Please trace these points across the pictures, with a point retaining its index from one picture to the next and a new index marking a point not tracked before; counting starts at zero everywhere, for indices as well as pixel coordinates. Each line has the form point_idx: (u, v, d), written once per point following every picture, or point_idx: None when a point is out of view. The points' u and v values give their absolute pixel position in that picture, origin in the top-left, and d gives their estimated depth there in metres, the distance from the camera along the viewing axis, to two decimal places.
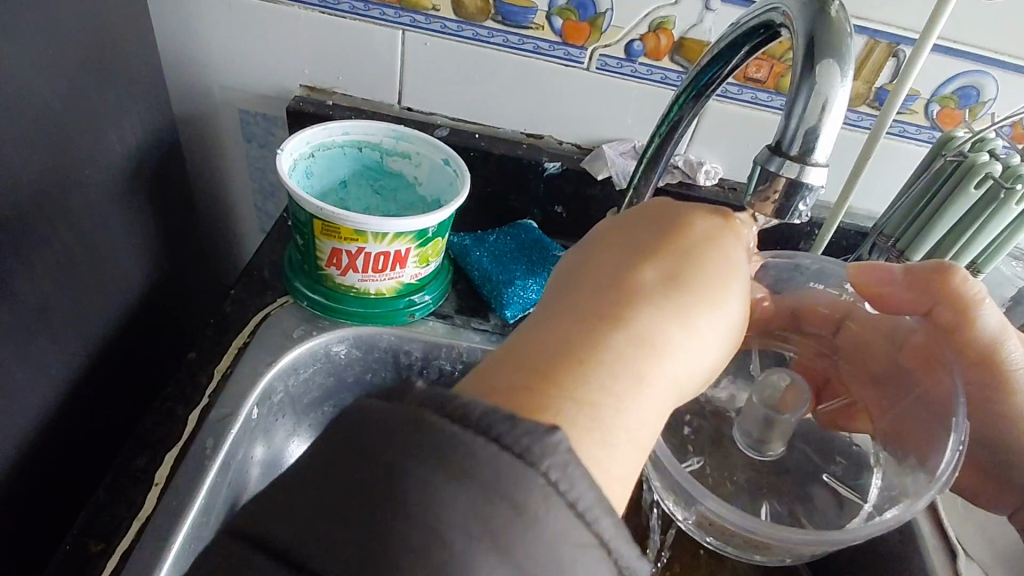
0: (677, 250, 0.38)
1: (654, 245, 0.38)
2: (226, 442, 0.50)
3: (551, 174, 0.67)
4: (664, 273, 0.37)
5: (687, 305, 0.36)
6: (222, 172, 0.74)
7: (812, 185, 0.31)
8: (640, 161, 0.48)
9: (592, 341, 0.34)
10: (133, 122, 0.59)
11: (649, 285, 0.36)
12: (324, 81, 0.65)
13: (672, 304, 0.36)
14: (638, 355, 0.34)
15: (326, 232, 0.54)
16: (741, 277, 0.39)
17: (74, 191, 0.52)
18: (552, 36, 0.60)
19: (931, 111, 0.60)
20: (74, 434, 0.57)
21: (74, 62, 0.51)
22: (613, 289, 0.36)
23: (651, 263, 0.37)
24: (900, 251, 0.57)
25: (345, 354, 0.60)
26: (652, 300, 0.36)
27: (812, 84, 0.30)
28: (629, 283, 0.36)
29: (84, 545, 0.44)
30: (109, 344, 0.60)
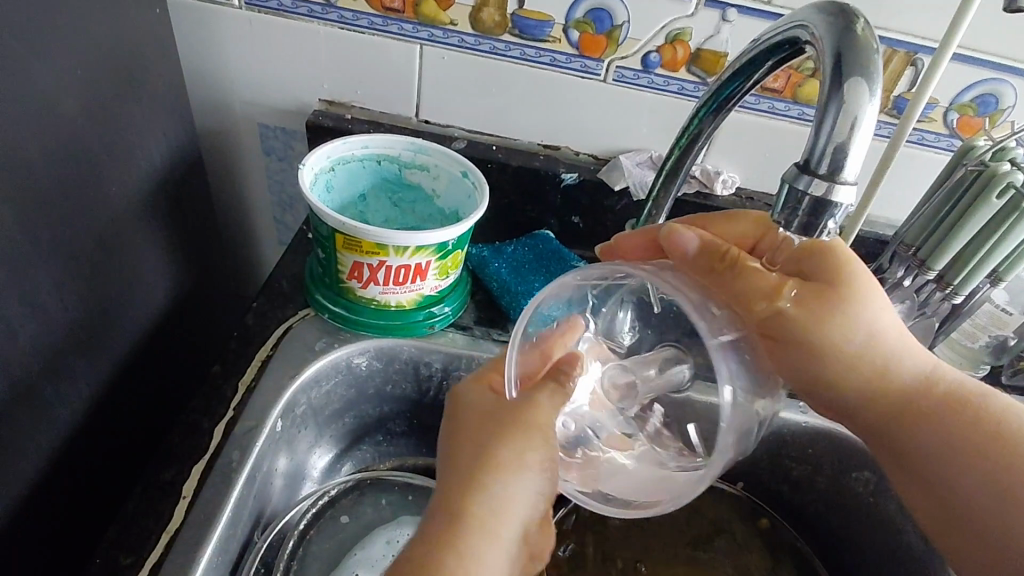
0: (494, 405, 0.42)
1: (473, 403, 0.43)
2: (251, 454, 0.51)
3: (568, 185, 0.67)
4: (490, 426, 0.41)
5: (502, 481, 0.39)
6: (241, 185, 0.75)
7: (841, 204, 0.31)
8: (659, 174, 0.48)
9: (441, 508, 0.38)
10: (157, 137, 0.60)
11: (470, 441, 0.41)
12: (343, 95, 0.66)
13: (494, 446, 0.40)
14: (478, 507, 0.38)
15: (348, 246, 0.54)
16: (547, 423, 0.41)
17: (99, 206, 0.53)
18: (569, 48, 0.60)
19: (950, 118, 0.60)
20: (103, 448, 0.57)
21: (100, 80, 0.52)
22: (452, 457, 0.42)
23: (471, 422, 0.42)
24: (921, 260, 0.57)
25: (366, 366, 0.61)
26: (473, 450, 0.40)
27: (841, 102, 0.30)
28: (458, 446, 0.41)
29: (114, 558, 0.44)
30: (136, 359, 0.61)
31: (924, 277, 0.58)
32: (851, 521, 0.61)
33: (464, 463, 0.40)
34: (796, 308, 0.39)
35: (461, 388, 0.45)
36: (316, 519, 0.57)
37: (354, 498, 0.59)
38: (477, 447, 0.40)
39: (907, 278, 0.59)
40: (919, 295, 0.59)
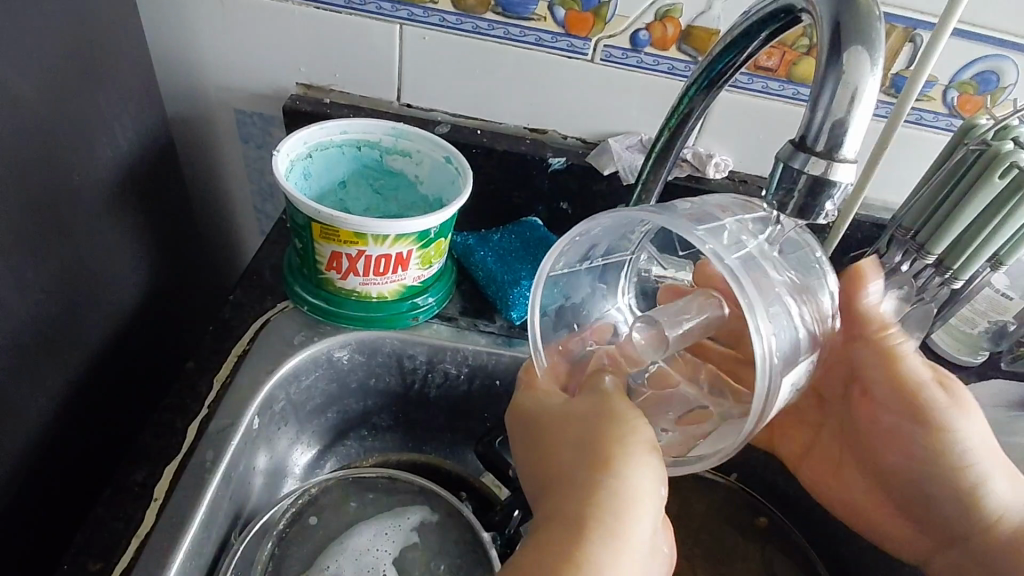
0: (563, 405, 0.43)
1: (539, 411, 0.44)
2: (227, 453, 0.49)
3: (556, 170, 0.65)
4: (572, 420, 0.41)
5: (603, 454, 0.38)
6: (219, 174, 0.72)
7: (840, 183, 0.29)
8: (649, 154, 0.46)
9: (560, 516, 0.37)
10: (125, 124, 0.58)
11: (562, 445, 0.41)
12: (321, 79, 0.63)
13: (590, 439, 0.39)
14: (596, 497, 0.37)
15: (325, 235, 0.52)
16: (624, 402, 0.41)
17: (65, 196, 0.51)
18: (555, 27, 0.58)
19: (949, 97, 0.58)
20: (72, 447, 0.55)
21: (64, 63, 0.49)
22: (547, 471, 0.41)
23: (551, 427, 0.42)
24: (920, 244, 0.55)
25: (348, 359, 0.59)
26: (568, 450, 0.40)
27: (840, 73, 0.28)
28: (553, 456, 0.41)
29: (82, 564, 0.42)
30: (106, 355, 0.58)
31: (922, 262, 0.56)
32: None
33: (566, 458, 0.40)
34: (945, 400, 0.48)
35: (515, 399, 0.46)
36: (298, 519, 0.53)
37: (339, 492, 0.55)
38: (574, 446, 0.40)
39: (905, 263, 0.57)
40: (916, 280, 0.58)
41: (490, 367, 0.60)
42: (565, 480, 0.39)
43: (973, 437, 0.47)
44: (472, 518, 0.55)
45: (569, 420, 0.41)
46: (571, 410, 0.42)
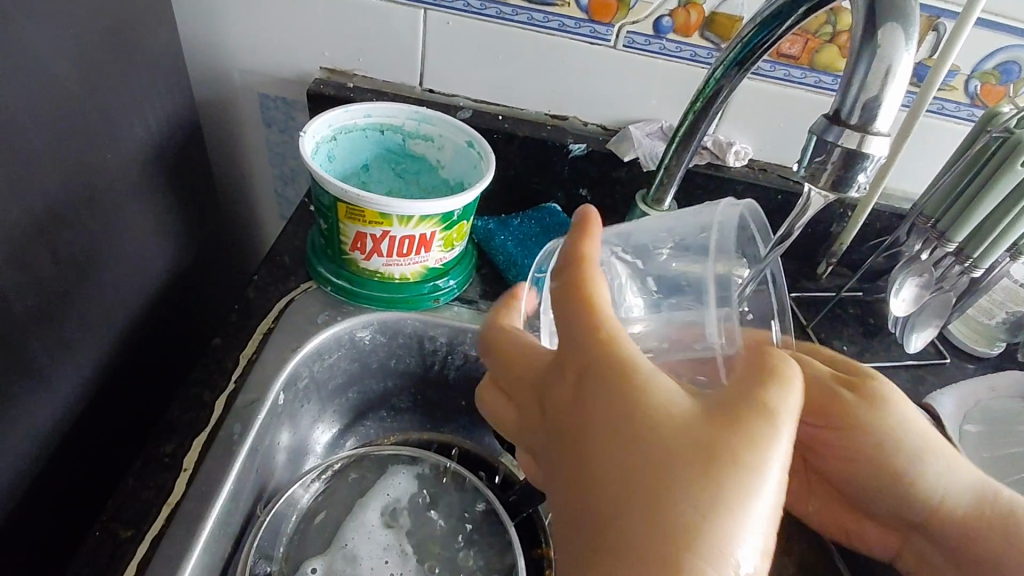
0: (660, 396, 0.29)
1: (636, 399, 0.29)
2: (254, 428, 0.50)
3: (576, 156, 0.65)
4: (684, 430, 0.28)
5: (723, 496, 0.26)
6: (242, 157, 0.73)
7: (872, 156, 0.30)
8: (672, 139, 0.47)
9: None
10: (155, 105, 0.59)
11: (675, 468, 0.27)
12: (344, 63, 0.64)
13: (724, 487, 0.27)
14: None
15: (351, 216, 0.53)
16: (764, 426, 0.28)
17: (98, 175, 0.52)
18: (578, 13, 0.58)
19: (971, 87, 0.58)
20: (101, 421, 0.57)
21: (97, 44, 0.50)
22: (616, 489, 0.28)
23: (659, 440, 0.28)
24: (941, 232, 0.56)
25: (369, 339, 0.60)
26: (684, 493, 0.26)
27: (875, 48, 0.29)
28: (649, 478, 0.27)
29: (113, 532, 0.43)
30: (133, 331, 0.59)
31: (942, 249, 0.57)
32: None
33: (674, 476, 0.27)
34: (876, 393, 0.44)
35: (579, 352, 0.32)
36: (321, 493, 0.54)
37: (358, 470, 0.56)
38: (695, 491, 0.26)
39: (925, 250, 0.59)
40: (936, 269, 0.59)
41: None
42: (659, 527, 0.26)
43: (918, 436, 0.44)
44: (492, 497, 0.55)
45: (695, 443, 0.28)
46: (702, 429, 0.28)
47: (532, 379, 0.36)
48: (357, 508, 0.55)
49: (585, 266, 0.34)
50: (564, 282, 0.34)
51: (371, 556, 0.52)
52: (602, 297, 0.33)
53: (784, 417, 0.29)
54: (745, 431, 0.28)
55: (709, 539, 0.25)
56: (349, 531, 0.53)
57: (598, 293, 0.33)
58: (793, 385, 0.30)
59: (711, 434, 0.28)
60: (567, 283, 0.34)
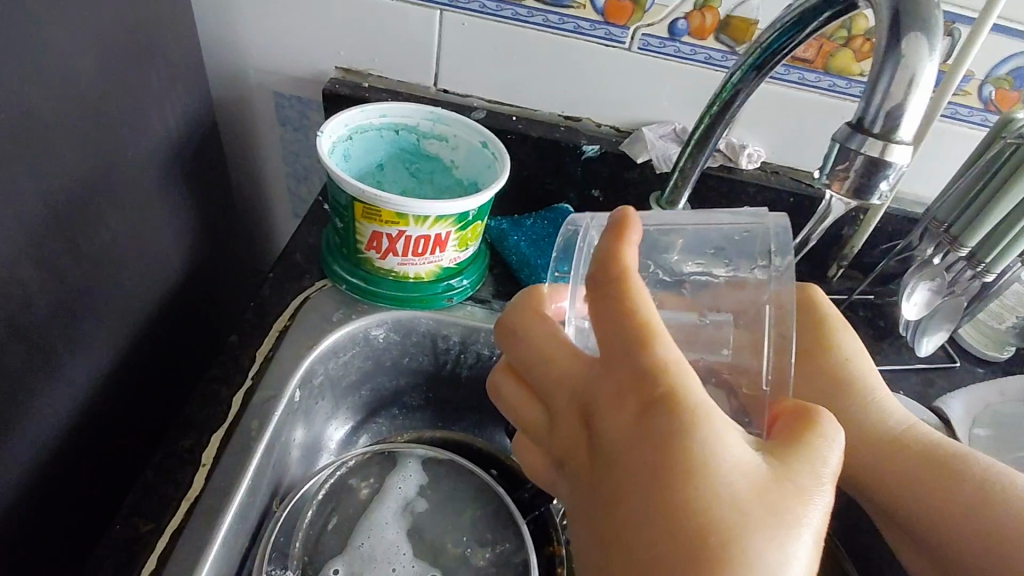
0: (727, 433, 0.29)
1: (704, 450, 0.28)
2: (271, 424, 0.51)
3: (589, 157, 0.66)
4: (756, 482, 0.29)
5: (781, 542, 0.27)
6: (256, 155, 0.74)
7: (894, 164, 0.31)
8: (687, 143, 0.47)
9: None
10: (174, 103, 0.59)
11: (739, 523, 0.27)
12: (360, 63, 0.64)
13: (782, 543, 0.27)
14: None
15: (367, 215, 0.53)
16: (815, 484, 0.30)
17: (117, 173, 0.52)
18: (594, 15, 0.58)
19: (985, 92, 0.58)
20: (119, 415, 0.57)
21: (119, 43, 0.51)
22: (676, 542, 0.27)
23: (727, 482, 0.28)
24: (954, 236, 0.56)
25: (383, 337, 0.60)
26: (752, 554, 0.26)
27: (899, 58, 0.30)
28: (710, 526, 0.27)
29: (134, 525, 0.44)
30: (151, 327, 0.60)
31: (955, 254, 0.57)
32: None
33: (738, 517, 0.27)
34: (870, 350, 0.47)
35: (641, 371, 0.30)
36: (336, 489, 0.55)
37: (373, 467, 0.57)
38: (756, 553, 0.27)
39: (937, 255, 0.59)
40: (949, 272, 0.59)
41: None
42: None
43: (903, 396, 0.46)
44: (505, 495, 0.56)
45: (760, 503, 0.28)
46: (763, 488, 0.28)
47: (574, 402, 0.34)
48: (373, 506, 0.55)
49: (640, 294, 0.33)
50: (612, 306, 0.32)
51: (384, 557, 0.52)
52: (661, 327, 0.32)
53: (827, 478, 0.30)
54: (800, 491, 0.29)
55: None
56: (364, 531, 0.53)
57: (658, 324, 0.32)
58: (835, 445, 0.32)
59: (772, 493, 0.28)
60: (620, 308, 0.32)
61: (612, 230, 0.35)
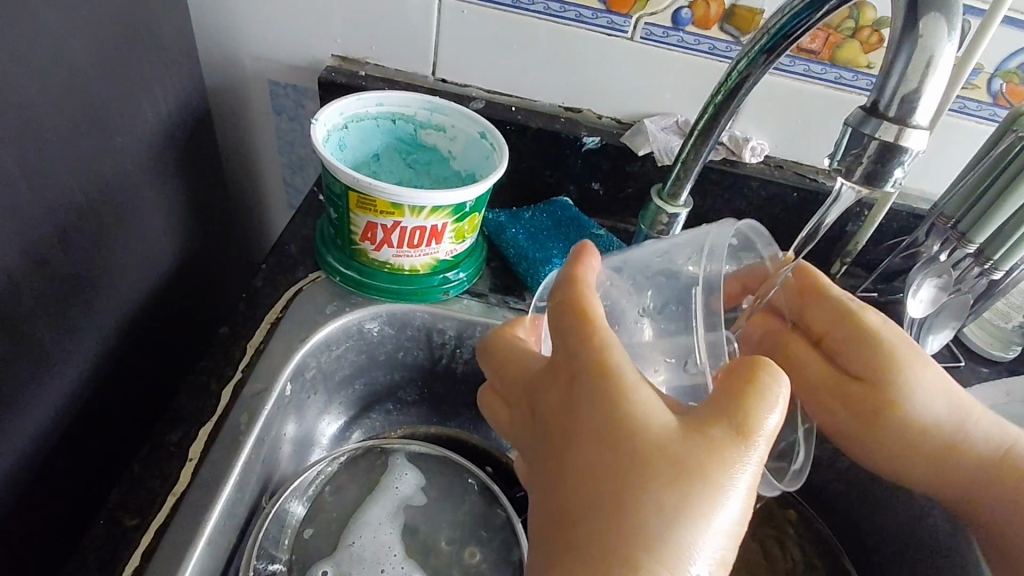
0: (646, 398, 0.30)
1: (611, 412, 0.29)
2: (261, 418, 0.49)
3: (589, 149, 0.65)
4: (670, 441, 0.29)
5: (692, 501, 0.28)
6: (250, 145, 0.72)
7: (910, 149, 0.31)
8: (693, 130, 0.47)
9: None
10: (166, 89, 0.58)
11: (640, 482, 0.28)
12: (356, 50, 0.63)
13: (683, 501, 0.27)
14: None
15: (362, 205, 0.52)
16: (746, 440, 0.29)
17: (107, 160, 0.51)
18: (596, 3, 0.57)
19: (994, 86, 0.56)
20: (106, 407, 0.56)
21: (110, 25, 0.49)
22: (579, 500, 0.28)
23: (637, 442, 0.28)
24: (962, 232, 0.55)
25: (378, 331, 0.59)
26: (647, 509, 0.27)
27: (916, 39, 0.30)
28: (613, 486, 0.28)
29: (118, 520, 0.43)
30: (140, 318, 0.59)
31: (963, 250, 0.56)
32: (866, 500, 0.60)
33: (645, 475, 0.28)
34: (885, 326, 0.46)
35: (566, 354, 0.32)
36: (328, 484, 0.53)
37: (366, 462, 0.55)
38: (654, 510, 0.27)
39: (944, 252, 0.57)
40: (955, 270, 0.57)
41: None
42: (618, 543, 0.27)
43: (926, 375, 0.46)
44: (500, 493, 0.55)
45: (666, 465, 0.28)
46: (673, 447, 0.28)
47: (524, 383, 0.35)
48: (366, 502, 0.54)
49: (573, 277, 0.34)
50: (552, 295, 0.34)
51: (374, 556, 0.51)
52: (590, 303, 0.33)
53: (760, 436, 0.29)
54: (716, 449, 0.28)
55: (664, 556, 0.26)
56: (356, 527, 0.52)
57: (586, 300, 0.33)
58: (777, 398, 0.30)
59: (682, 452, 0.28)
60: (555, 295, 0.34)
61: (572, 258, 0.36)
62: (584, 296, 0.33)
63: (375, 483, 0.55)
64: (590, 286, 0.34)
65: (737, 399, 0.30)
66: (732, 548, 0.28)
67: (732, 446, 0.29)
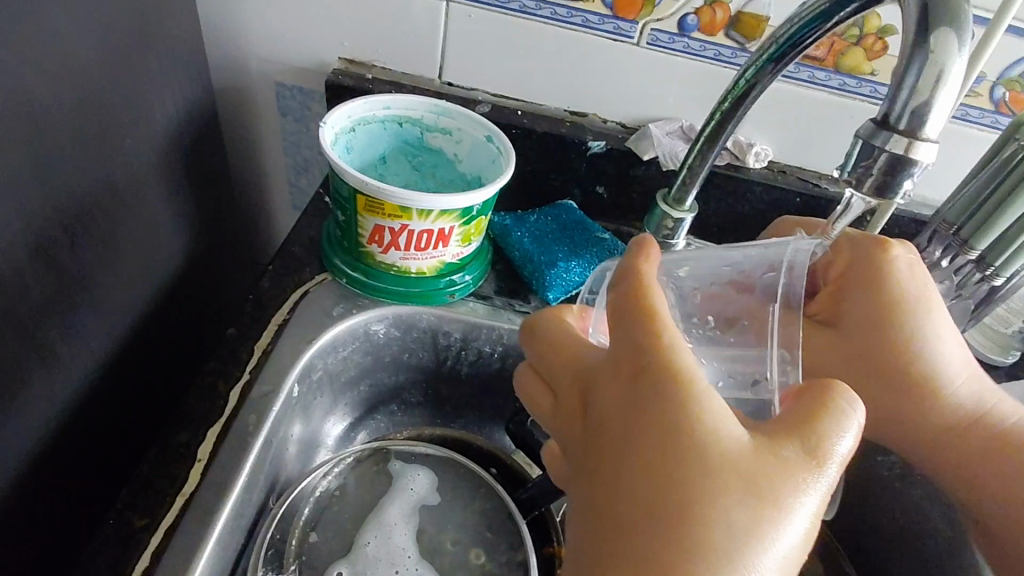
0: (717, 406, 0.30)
1: (688, 424, 0.29)
2: (269, 419, 0.50)
3: (594, 154, 0.65)
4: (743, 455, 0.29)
5: (760, 514, 0.28)
6: (256, 146, 0.73)
7: (920, 162, 0.32)
8: (699, 137, 0.47)
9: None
10: (174, 91, 0.58)
11: (711, 490, 0.28)
12: (363, 54, 0.63)
13: (755, 521, 0.28)
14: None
15: (369, 209, 0.52)
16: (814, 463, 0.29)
17: (116, 162, 0.51)
18: (602, 9, 0.57)
19: (997, 93, 0.57)
20: (114, 408, 0.56)
21: (119, 28, 0.50)
22: (643, 507, 0.28)
23: (712, 451, 0.28)
24: (964, 239, 0.55)
25: (384, 333, 0.59)
26: (716, 520, 0.27)
27: (927, 54, 0.31)
28: (683, 490, 0.28)
29: (129, 521, 0.43)
30: (147, 319, 0.59)
31: (964, 257, 0.56)
32: (869, 502, 0.61)
33: (718, 486, 0.28)
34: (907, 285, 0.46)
35: (634, 351, 0.32)
36: (334, 485, 0.54)
37: (372, 465, 0.56)
38: (726, 528, 0.27)
39: (945, 258, 0.57)
40: (956, 276, 0.58)
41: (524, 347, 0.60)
42: (687, 558, 0.27)
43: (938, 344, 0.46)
44: (506, 496, 0.55)
45: (738, 476, 0.28)
46: (744, 462, 0.29)
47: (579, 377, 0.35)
48: (381, 505, 0.54)
49: (643, 277, 0.34)
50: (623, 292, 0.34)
51: (388, 558, 0.51)
52: (661, 311, 0.33)
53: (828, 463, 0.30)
54: (786, 466, 0.29)
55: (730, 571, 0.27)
56: (370, 529, 0.52)
57: (661, 312, 0.32)
58: (846, 425, 0.31)
59: (755, 470, 0.28)
60: (626, 293, 0.34)
61: (637, 249, 0.37)
62: (655, 299, 0.33)
63: (388, 484, 0.55)
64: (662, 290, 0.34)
65: (809, 424, 0.30)
66: (794, 569, 0.29)
67: (802, 468, 0.29)
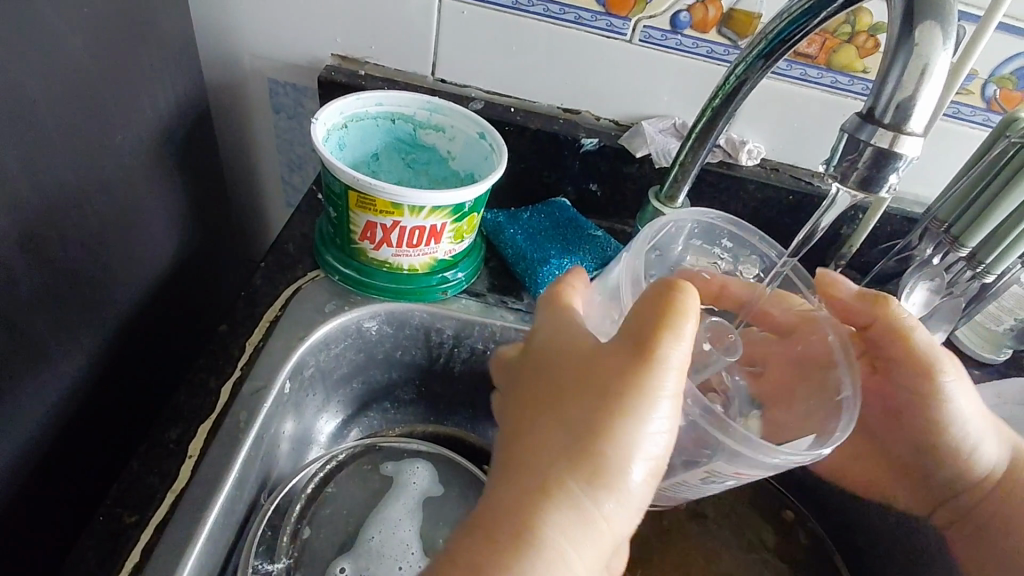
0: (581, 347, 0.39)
1: (550, 348, 0.41)
2: (260, 416, 0.50)
3: (587, 151, 0.65)
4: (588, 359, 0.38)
5: (600, 410, 0.35)
6: (249, 143, 0.72)
7: (904, 156, 0.32)
8: (691, 134, 0.47)
9: (508, 513, 0.33)
10: (166, 87, 0.58)
11: (562, 388, 0.38)
12: (356, 50, 0.63)
13: (597, 424, 0.35)
14: (561, 509, 0.33)
15: (361, 205, 0.52)
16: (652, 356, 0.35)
17: (106, 157, 0.51)
18: (595, 6, 0.57)
19: (988, 91, 0.57)
20: (104, 404, 0.56)
21: (110, 24, 0.50)
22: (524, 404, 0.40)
23: (559, 354, 0.40)
24: (954, 237, 0.55)
25: (376, 330, 0.59)
26: (565, 413, 0.36)
27: (912, 48, 0.31)
28: (545, 393, 0.38)
29: (118, 517, 0.43)
30: (138, 316, 0.59)
31: (954, 255, 0.56)
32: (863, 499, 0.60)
33: (569, 395, 0.37)
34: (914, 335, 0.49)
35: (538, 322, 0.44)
36: (325, 483, 0.53)
37: (366, 461, 0.56)
38: (575, 431, 0.35)
39: (936, 256, 0.58)
40: (947, 274, 0.58)
41: (516, 343, 0.60)
42: (544, 443, 0.36)
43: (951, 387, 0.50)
44: None
45: (584, 387, 0.37)
46: (590, 376, 0.37)
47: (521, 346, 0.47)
48: (383, 500, 0.54)
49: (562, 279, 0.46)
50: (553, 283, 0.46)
51: (392, 554, 0.51)
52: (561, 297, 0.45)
53: (664, 366, 0.35)
54: (624, 367, 0.36)
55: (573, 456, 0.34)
56: (372, 525, 0.53)
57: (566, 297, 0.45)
58: (685, 323, 0.36)
59: (597, 382, 0.36)
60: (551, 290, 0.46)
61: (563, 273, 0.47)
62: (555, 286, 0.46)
63: (390, 478, 0.55)
64: (571, 279, 0.46)
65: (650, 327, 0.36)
66: (643, 446, 0.35)
67: (640, 363, 0.35)
